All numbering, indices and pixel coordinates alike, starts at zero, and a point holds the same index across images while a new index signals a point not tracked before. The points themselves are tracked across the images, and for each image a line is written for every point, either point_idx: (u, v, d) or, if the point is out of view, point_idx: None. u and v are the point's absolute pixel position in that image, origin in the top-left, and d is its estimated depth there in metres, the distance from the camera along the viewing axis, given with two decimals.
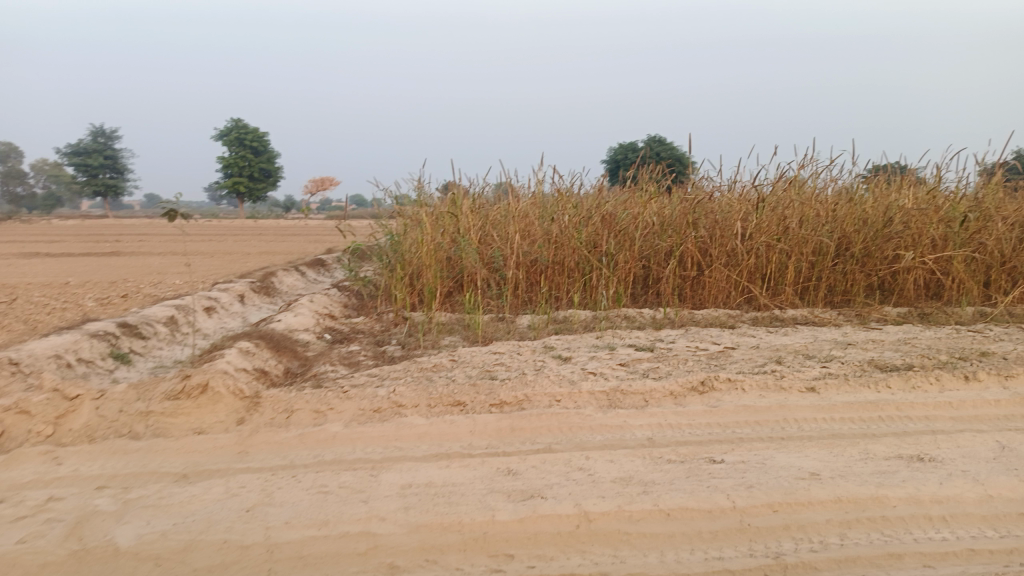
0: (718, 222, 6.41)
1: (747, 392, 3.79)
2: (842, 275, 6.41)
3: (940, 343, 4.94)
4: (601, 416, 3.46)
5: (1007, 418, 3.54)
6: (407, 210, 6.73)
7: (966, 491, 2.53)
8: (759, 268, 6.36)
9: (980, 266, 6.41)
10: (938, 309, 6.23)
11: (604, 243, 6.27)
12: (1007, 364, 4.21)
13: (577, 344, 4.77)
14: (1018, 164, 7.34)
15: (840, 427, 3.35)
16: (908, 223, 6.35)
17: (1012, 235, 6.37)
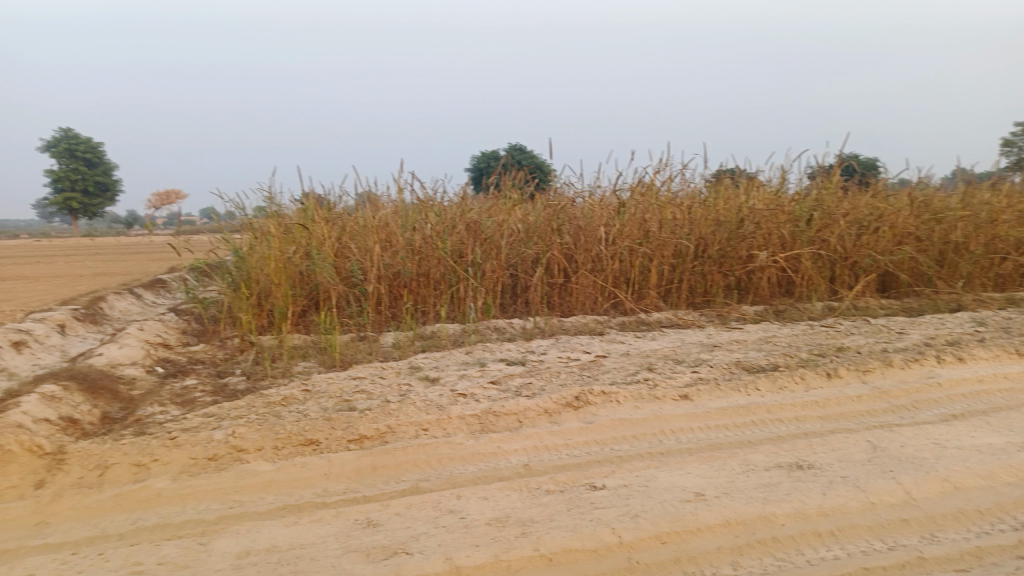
0: (582, 228, 6.32)
1: (622, 404, 3.61)
2: (701, 276, 6.49)
3: (798, 340, 5.03)
4: (472, 444, 3.16)
5: (870, 413, 3.57)
6: (253, 223, 6.15)
7: (849, 500, 2.43)
8: (624, 272, 6.32)
9: (825, 262, 6.71)
10: (791, 305, 6.43)
11: (470, 254, 6.00)
12: (862, 359, 4.31)
13: (444, 362, 4.45)
14: (852, 165, 7.80)
15: (718, 436, 3.23)
16: (760, 223, 6.55)
17: (851, 232, 6.72)
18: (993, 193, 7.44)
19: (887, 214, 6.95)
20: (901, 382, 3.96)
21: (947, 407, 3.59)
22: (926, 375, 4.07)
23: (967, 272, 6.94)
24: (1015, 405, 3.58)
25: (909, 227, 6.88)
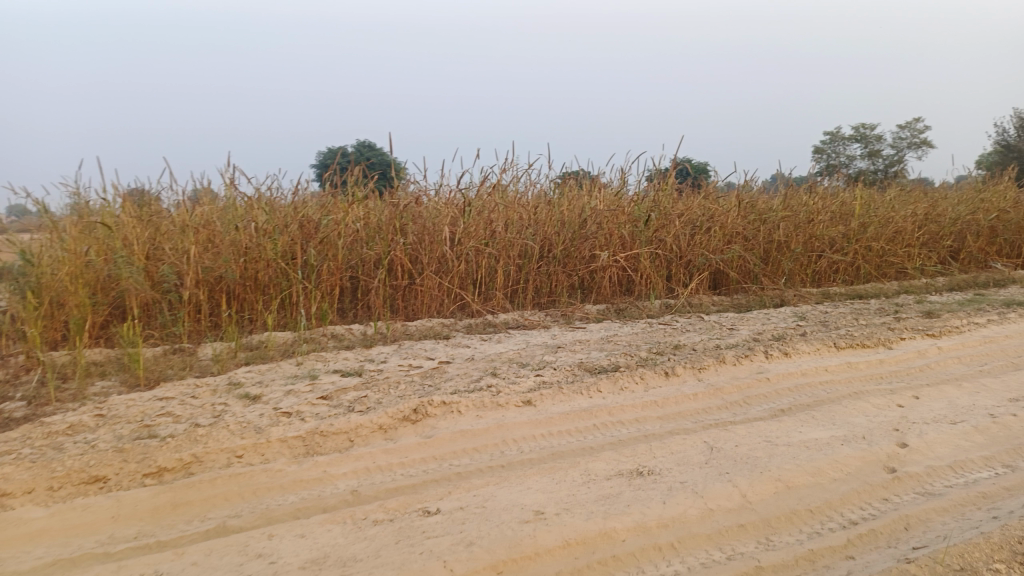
0: (427, 227, 6.00)
1: (465, 414, 3.35)
2: (546, 276, 6.43)
3: (638, 339, 5.06)
4: (294, 469, 2.82)
5: (706, 411, 3.60)
6: (47, 222, 5.35)
7: (688, 508, 2.36)
8: (470, 273, 6.11)
9: (662, 261, 6.89)
10: (631, 303, 6.52)
11: (304, 254, 5.54)
12: (698, 356, 4.38)
13: (271, 376, 4.04)
14: (687, 167, 8.11)
15: (560, 443, 3.09)
16: (602, 224, 6.66)
17: (685, 232, 6.97)
18: (809, 195, 8.00)
19: (718, 214, 7.26)
20: (734, 378, 4.05)
21: (775, 402, 3.69)
22: (756, 370, 4.19)
23: (787, 269, 7.39)
24: (835, 396, 3.74)
25: (737, 227, 7.24)
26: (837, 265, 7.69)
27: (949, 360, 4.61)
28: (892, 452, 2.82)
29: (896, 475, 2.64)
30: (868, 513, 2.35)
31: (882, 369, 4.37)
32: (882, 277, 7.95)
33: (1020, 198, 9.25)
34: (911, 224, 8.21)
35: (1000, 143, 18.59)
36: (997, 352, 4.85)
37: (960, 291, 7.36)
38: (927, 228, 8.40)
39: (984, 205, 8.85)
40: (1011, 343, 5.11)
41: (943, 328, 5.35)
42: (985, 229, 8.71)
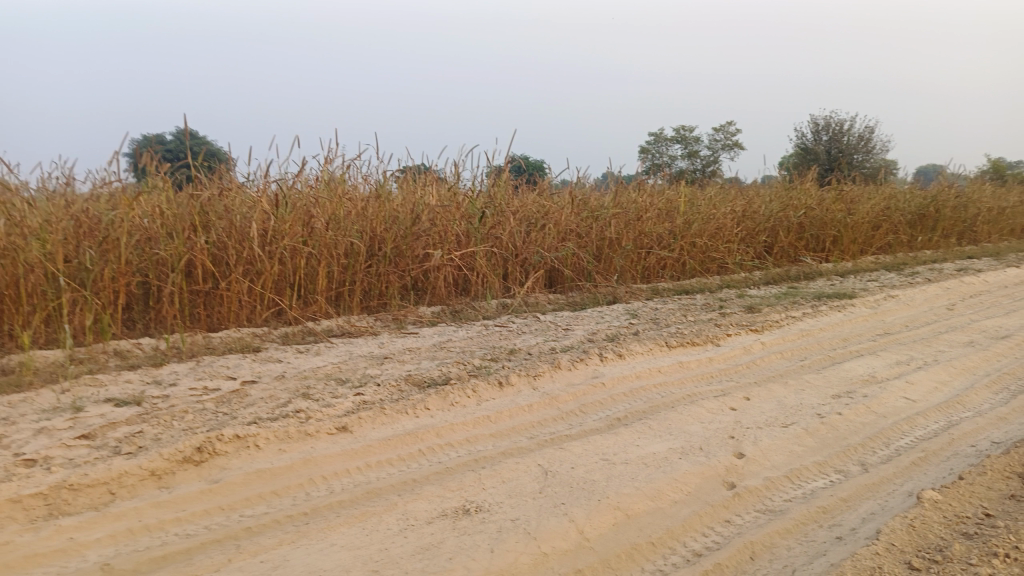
0: (235, 224, 5.31)
1: (264, 449, 2.83)
2: (376, 276, 5.85)
3: (471, 343, 4.66)
4: (26, 541, 2.19)
5: (542, 424, 3.30)
6: None
7: (520, 556, 2.04)
8: (285, 276, 5.39)
9: (498, 260, 6.59)
10: (468, 304, 6.14)
11: (78, 255, 4.70)
12: (533, 361, 4.08)
13: (21, 410, 3.28)
14: (522, 163, 7.91)
15: (376, 477, 2.66)
16: (434, 220, 6.26)
17: (520, 229, 6.74)
18: (638, 193, 8.09)
19: (550, 212, 7.14)
20: (570, 384, 3.77)
21: (611, 410, 3.48)
22: (592, 375, 3.93)
23: (619, 266, 7.40)
24: (671, 401, 3.60)
25: (571, 224, 7.15)
26: (664, 261, 7.83)
27: (773, 355, 4.68)
28: (730, 464, 2.67)
29: (737, 491, 2.47)
30: (711, 542, 2.15)
31: (711, 368, 4.32)
32: (707, 272, 8.21)
33: (822, 196, 9.97)
34: (731, 220, 8.55)
35: (800, 146, 20.35)
36: (814, 345, 5.01)
37: (776, 284, 7.74)
38: (745, 224, 8.79)
39: (793, 203, 9.43)
40: (825, 335, 5.33)
41: (765, 323, 5.49)
42: (794, 226, 9.29)
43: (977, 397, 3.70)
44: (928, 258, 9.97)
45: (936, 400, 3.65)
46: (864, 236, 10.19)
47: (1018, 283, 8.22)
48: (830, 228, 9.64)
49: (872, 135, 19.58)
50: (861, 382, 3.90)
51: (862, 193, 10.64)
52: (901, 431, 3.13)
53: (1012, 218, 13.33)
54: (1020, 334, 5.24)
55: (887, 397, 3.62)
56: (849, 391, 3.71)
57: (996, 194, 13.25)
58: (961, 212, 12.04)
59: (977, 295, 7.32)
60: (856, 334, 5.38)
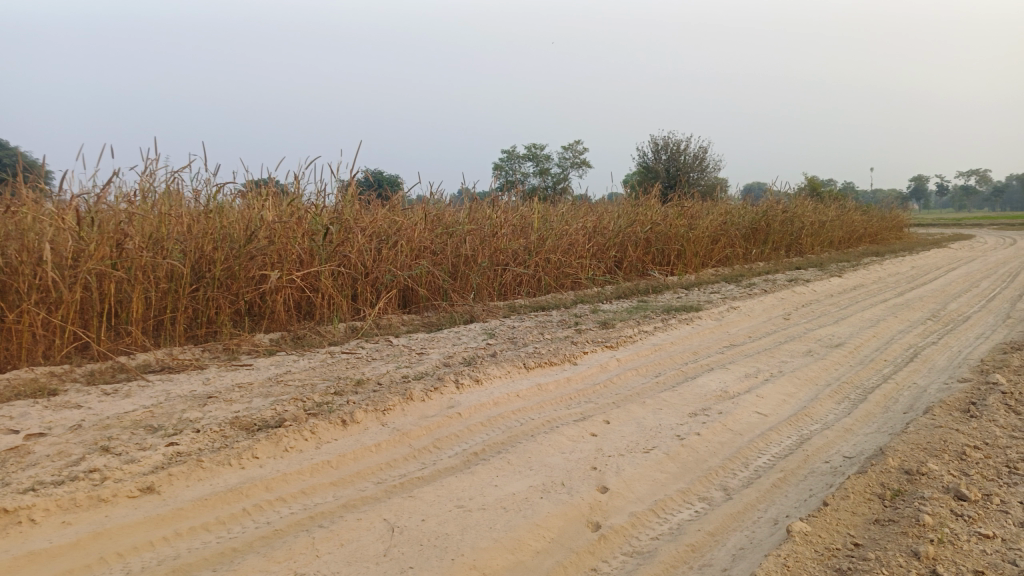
0: (26, 247, 4.57)
1: (41, 523, 2.29)
2: (203, 302, 5.25)
3: (312, 374, 4.18)
4: None
5: (390, 466, 2.96)
6: None
7: None
8: (90, 306, 4.69)
9: (346, 279, 6.11)
10: (312, 330, 5.62)
11: None
12: (381, 392, 3.70)
13: None
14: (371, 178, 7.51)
15: (187, 550, 2.22)
16: (271, 238, 5.71)
17: (370, 247, 6.32)
18: (491, 209, 7.92)
19: (402, 228, 6.75)
20: (422, 416, 3.43)
21: (466, 445, 3.19)
22: (447, 405, 3.59)
23: (475, 284, 7.12)
24: (530, 429, 3.35)
25: (424, 241, 6.80)
26: (519, 278, 7.70)
27: (630, 372, 4.59)
28: (594, 501, 2.46)
29: (602, 533, 2.27)
30: None
31: (570, 389, 4.15)
32: (561, 287, 8.17)
33: (666, 211, 10.30)
34: (582, 236, 8.59)
35: (641, 164, 21.26)
36: (668, 359, 5.00)
37: (627, 299, 7.82)
38: (596, 239, 8.87)
39: (639, 218, 9.66)
40: (677, 349, 5.35)
41: (619, 339, 5.44)
42: (641, 241, 9.51)
43: (821, 409, 3.77)
44: (761, 270, 10.57)
45: (786, 413, 3.67)
46: (705, 250, 10.65)
47: (841, 292, 8.84)
48: (674, 243, 9.97)
49: (706, 155, 20.82)
50: (716, 398, 3.88)
51: (701, 208, 11.13)
52: (757, 450, 3.08)
53: (829, 231, 14.54)
54: (850, 342, 5.53)
55: (741, 413, 3.60)
56: (704, 409, 3.65)
57: (816, 209, 14.39)
58: (787, 226, 12.94)
59: (807, 305, 7.77)
60: (706, 347, 5.46)
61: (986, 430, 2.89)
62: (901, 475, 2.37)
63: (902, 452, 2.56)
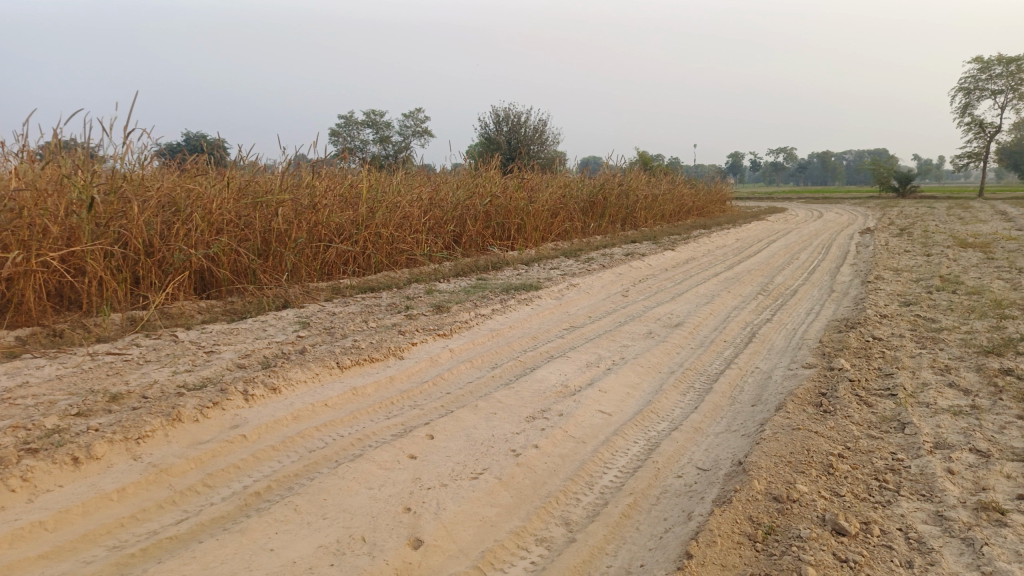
0: None
1: None
2: None
3: (54, 388, 3.25)
4: None
5: (133, 520, 2.22)
6: None
7: None
8: None
9: (124, 261, 5.06)
10: (75, 324, 4.57)
11: None
12: (138, 412, 2.87)
13: None
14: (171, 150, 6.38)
15: None
16: (16, 209, 4.57)
17: (155, 222, 5.28)
18: (310, 176, 7.02)
19: (197, 198, 5.70)
20: (190, 445, 2.67)
21: (245, 481, 2.48)
22: (229, 426, 2.84)
23: (292, 262, 6.21)
24: (334, 453, 2.69)
25: (228, 213, 5.81)
26: (345, 255, 6.90)
27: (463, 364, 4.00)
28: (401, 564, 1.88)
29: None
30: None
31: (391, 390, 3.52)
32: (393, 265, 7.45)
33: (506, 183, 9.84)
34: (415, 207, 7.89)
35: (482, 135, 20.84)
36: (505, 345, 4.48)
37: (464, 276, 7.25)
38: (431, 211, 8.21)
39: (478, 190, 9.11)
40: (517, 332, 4.84)
41: (452, 322, 4.84)
42: (480, 214, 8.98)
43: (669, 403, 3.40)
44: (600, 244, 10.42)
45: (631, 411, 3.25)
46: (544, 224, 10.33)
47: (676, 266, 8.82)
48: (513, 217, 9.55)
49: (546, 128, 20.80)
50: (556, 395, 3.39)
51: (542, 180, 10.79)
52: (603, 464, 2.61)
53: (661, 205, 14.86)
54: (690, 321, 5.31)
55: (584, 414, 3.13)
56: (544, 410, 3.15)
57: (650, 183, 14.63)
58: (622, 200, 13.00)
59: (645, 280, 7.60)
60: (546, 327, 4.99)
61: (844, 430, 2.61)
62: (771, 504, 1.99)
63: (766, 471, 2.19)
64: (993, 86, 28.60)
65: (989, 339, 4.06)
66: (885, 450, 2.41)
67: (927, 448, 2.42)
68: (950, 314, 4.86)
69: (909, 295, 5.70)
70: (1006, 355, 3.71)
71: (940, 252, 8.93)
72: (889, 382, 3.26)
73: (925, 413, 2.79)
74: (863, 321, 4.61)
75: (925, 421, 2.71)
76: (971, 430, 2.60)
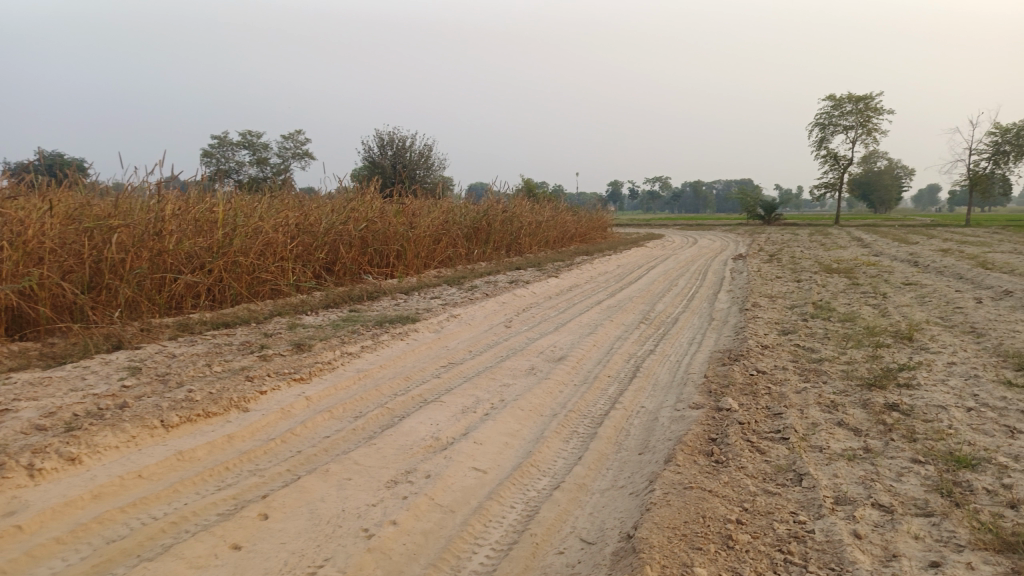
0: None
1: None
2: None
3: None
4: None
5: None
6: None
7: None
8: None
9: None
10: None
11: None
12: None
13: None
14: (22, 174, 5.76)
15: None
16: None
17: None
18: (156, 201, 6.28)
19: (9, 223, 4.96)
20: None
21: None
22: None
23: (129, 296, 5.45)
24: (138, 544, 2.15)
25: (49, 241, 5.03)
26: (197, 288, 6.16)
27: (318, 415, 3.49)
28: None
29: None
30: None
31: (227, 453, 2.98)
32: (254, 296, 6.74)
33: (384, 208, 9.33)
34: (280, 232, 7.22)
35: (365, 159, 20.22)
36: (370, 388, 3.99)
37: (334, 307, 6.68)
38: (301, 236, 7.58)
39: (353, 215, 8.49)
40: (385, 372, 4.37)
41: (311, 362, 4.31)
42: (356, 240, 8.29)
43: (550, 453, 3.03)
44: (484, 271, 10.08)
45: (510, 466, 2.85)
46: (426, 251, 9.88)
47: (560, 293, 8.61)
48: (393, 243, 9.01)
49: (432, 153, 20.48)
50: (424, 449, 2.94)
51: (422, 206, 10.37)
52: (473, 540, 2.20)
53: (545, 231, 14.79)
54: (574, 354, 5.02)
55: (455, 474, 2.70)
56: (408, 471, 2.70)
57: (534, 210, 14.53)
58: (507, 226, 12.78)
59: (528, 309, 7.31)
60: (418, 365, 4.55)
61: (739, 486, 2.35)
62: None
63: (660, 551, 1.87)
64: (845, 121, 30.91)
65: (870, 371, 3.99)
66: (784, 511, 2.15)
67: (827, 506, 2.18)
68: (828, 343, 4.83)
69: (787, 323, 5.69)
70: (888, 388, 3.63)
71: (809, 278, 9.22)
72: (779, 423, 3.05)
73: (820, 461, 2.58)
74: (746, 352, 4.48)
75: (821, 470, 2.49)
76: (869, 480, 2.40)
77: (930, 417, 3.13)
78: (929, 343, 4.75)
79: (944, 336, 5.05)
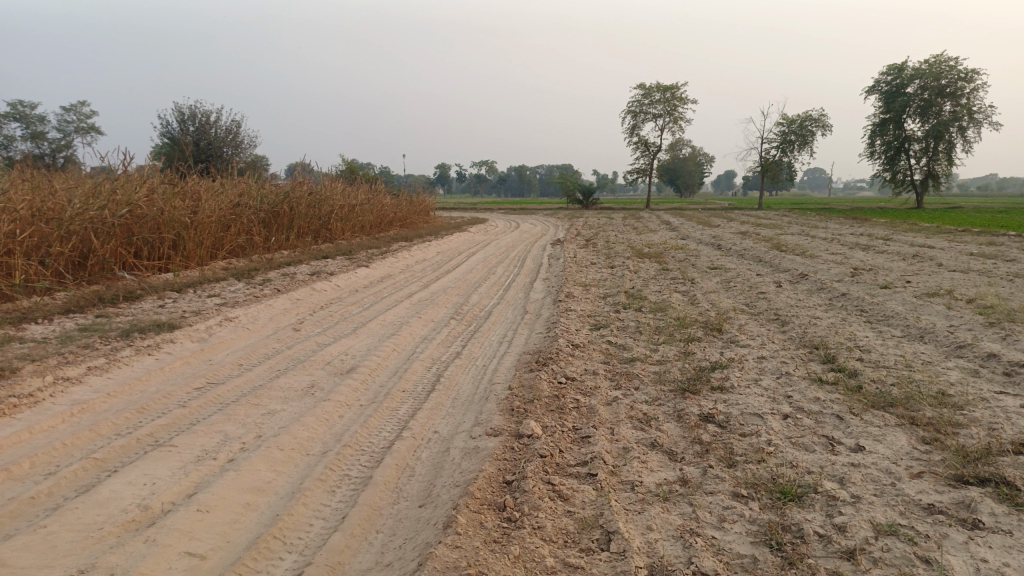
0: None
1: None
2: None
3: None
4: None
5: None
6: None
7: None
8: None
9: None
10: None
11: None
12: None
13: None
14: None
15: None
16: None
17: None
18: None
19: None
20: None
21: None
22: None
23: None
24: None
25: None
26: None
27: None
28: None
29: None
30: None
31: None
32: None
33: (158, 189, 8.01)
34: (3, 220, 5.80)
35: (163, 135, 18.08)
36: (80, 430, 3.04)
37: (77, 312, 5.46)
38: (35, 224, 6.19)
39: (113, 198, 7.13)
40: (112, 403, 3.40)
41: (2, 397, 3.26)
42: (116, 228, 6.95)
43: (305, 514, 2.30)
44: (283, 261, 9.04)
45: (242, 541, 2.10)
46: (212, 239, 8.64)
47: (365, 285, 7.82)
48: (168, 231, 7.73)
49: (241, 130, 18.67)
50: (119, 529, 2.11)
51: (207, 188, 9.08)
52: None
53: (360, 215, 13.83)
54: (366, 360, 4.30)
55: (154, 568, 1.91)
56: (80, 571, 1.88)
57: (348, 193, 13.52)
58: (314, 210, 11.71)
59: (325, 304, 6.46)
60: (160, 391, 3.61)
61: (534, 562, 1.79)
62: None
63: None
64: (655, 110, 32.41)
65: (682, 371, 3.65)
66: None
67: None
68: (640, 339, 4.50)
69: (599, 316, 5.34)
70: (702, 392, 3.28)
71: (622, 263, 9.13)
72: (587, 451, 2.54)
73: (632, 507, 2.09)
74: (555, 355, 4.00)
75: (634, 524, 1.99)
76: (688, 534, 1.93)
77: (747, 431, 2.78)
78: (738, 335, 4.55)
79: (751, 325, 4.92)
